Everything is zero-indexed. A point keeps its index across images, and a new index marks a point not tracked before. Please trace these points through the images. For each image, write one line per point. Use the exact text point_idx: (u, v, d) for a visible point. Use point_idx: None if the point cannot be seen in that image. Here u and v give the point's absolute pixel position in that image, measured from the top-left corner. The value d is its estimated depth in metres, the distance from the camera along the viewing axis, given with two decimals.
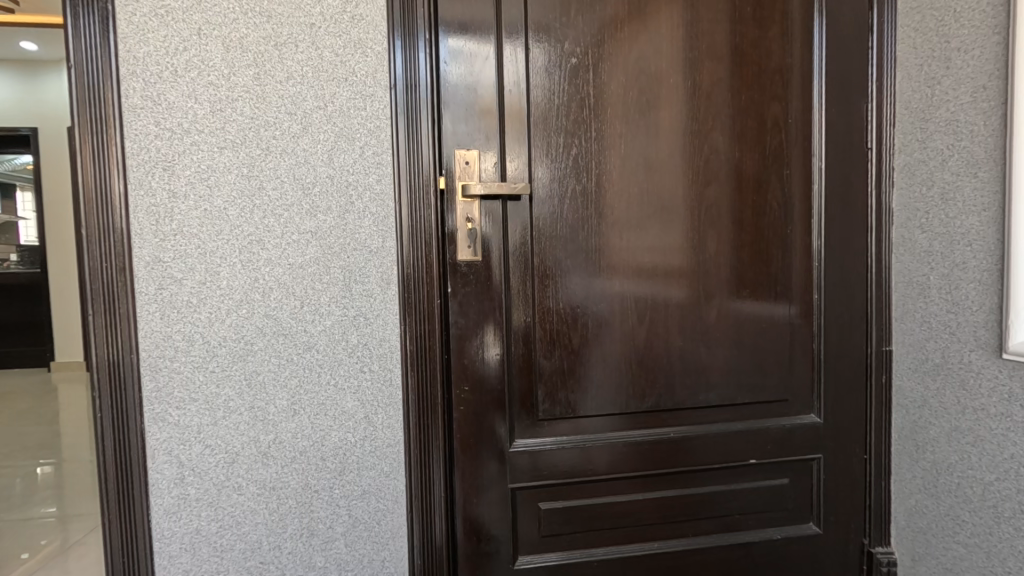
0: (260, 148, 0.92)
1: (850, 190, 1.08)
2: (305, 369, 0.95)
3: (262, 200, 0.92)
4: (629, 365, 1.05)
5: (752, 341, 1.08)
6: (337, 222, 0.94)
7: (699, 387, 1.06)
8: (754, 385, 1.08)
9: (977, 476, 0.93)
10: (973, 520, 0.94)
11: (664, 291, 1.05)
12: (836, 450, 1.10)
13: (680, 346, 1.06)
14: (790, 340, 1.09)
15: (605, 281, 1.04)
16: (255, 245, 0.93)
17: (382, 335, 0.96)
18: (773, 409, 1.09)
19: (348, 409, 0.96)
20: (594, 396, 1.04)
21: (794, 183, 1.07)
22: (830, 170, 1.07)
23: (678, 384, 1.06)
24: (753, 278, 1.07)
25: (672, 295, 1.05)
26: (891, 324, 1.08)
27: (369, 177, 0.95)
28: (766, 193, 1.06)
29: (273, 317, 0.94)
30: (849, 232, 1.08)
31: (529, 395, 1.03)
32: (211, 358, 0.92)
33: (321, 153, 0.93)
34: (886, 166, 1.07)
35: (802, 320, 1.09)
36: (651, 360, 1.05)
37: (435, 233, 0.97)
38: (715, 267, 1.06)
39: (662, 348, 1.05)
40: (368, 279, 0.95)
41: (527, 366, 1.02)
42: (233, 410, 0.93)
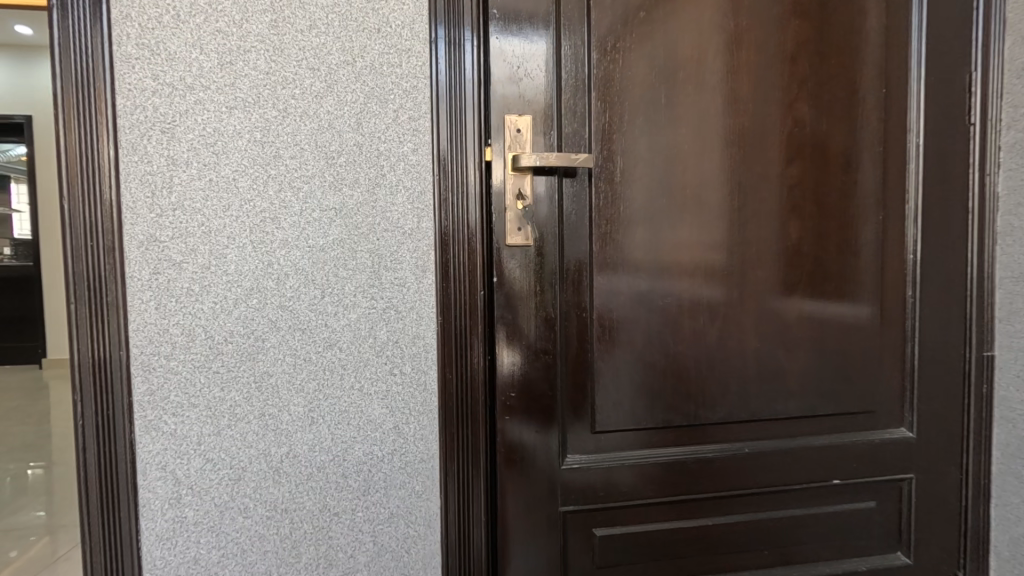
0: (277, 109, 0.78)
1: (951, 171, 0.94)
2: (325, 371, 0.81)
3: (278, 170, 0.78)
4: (699, 370, 0.91)
5: (837, 344, 0.94)
6: (365, 198, 0.80)
7: (778, 396, 0.92)
8: (839, 394, 0.94)
9: None
10: None
11: (739, 285, 0.91)
12: (929, 469, 0.96)
13: (757, 347, 0.92)
14: (878, 342, 0.95)
15: (672, 272, 0.90)
16: (268, 223, 0.79)
17: (415, 332, 0.82)
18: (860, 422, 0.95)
19: (376, 418, 0.82)
20: (659, 404, 0.90)
21: (886, 164, 0.94)
22: (928, 149, 0.93)
23: (753, 392, 0.92)
24: (838, 271, 0.94)
25: (747, 288, 0.92)
26: (996, 326, 0.94)
27: (403, 146, 0.81)
28: (855, 174, 0.93)
29: (288, 309, 0.79)
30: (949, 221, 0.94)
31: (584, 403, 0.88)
32: (216, 357, 0.78)
33: (349, 117, 0.79)
34: (991, 144, 0.93)
35: (893, 321, 0.95)
36: (724, 365, 0.91)
37: (479, 214, 0.83)
38: (797, 258, 0.92)
39: (735, 350, 0.91)
40: (400, 266, 0.81)
41: (582, 368, 0.88)
42: (241, 418, 0.79)
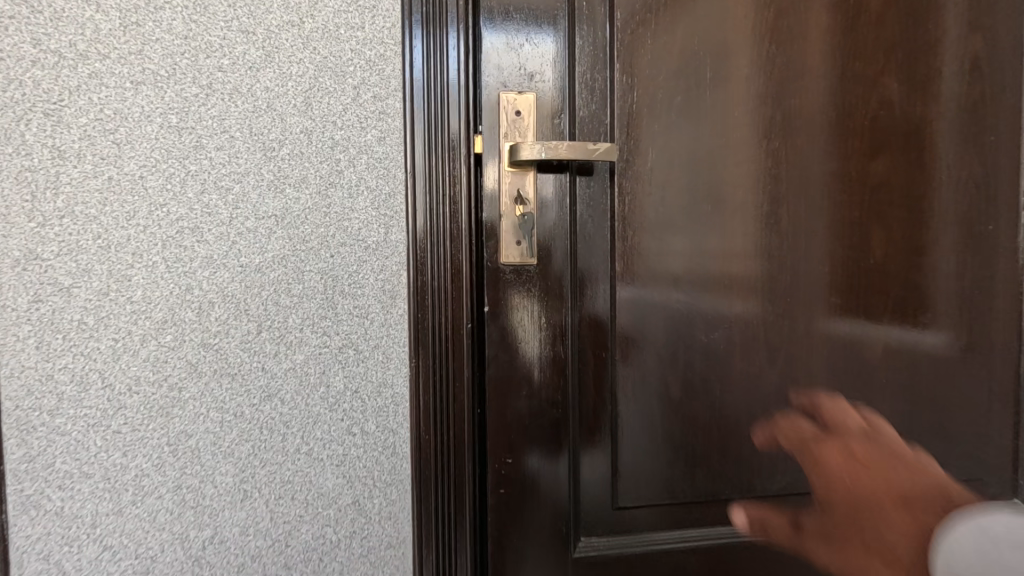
0: (199, 84, 0.59)
1: None
2: (261, 430, 0.61)
3: (200, 164, 0.59)
4: (754, 427, 0.70)
5: (932, 391, 0.73)
6: (315, 202, 0.61)
7: None
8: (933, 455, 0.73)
9: None
10: None
11: (807, 315, 0.70)
12: None
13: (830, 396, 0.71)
14: (986, 389, 0.73)
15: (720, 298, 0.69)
16: (187, 235, 0.60)
17: (382, 378, 0.63)
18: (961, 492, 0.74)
19: (328, 492, 0.63)
20: (701, 470, 0.69)
21: (995, 158, 0.72)
22: None
23: None
24: (935, 296, 0.72)
25: (817, 319, 0.70)
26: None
27: (365, 134, 0.62)
28: (956, 171, 0.72)
29: (212, 348, 0.60)
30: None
31: (603, 470, 0.68)
32: (117, 412, 0.59)
33: (294, 95, 0.60)
34: None
35: (1004, 362, 0.74)
36: None
37: (465, 224, 0.63)
38: (881, 280, 0.71)
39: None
40: (361, 292, 0.62)
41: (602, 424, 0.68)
42: (150, 491, 0.60)
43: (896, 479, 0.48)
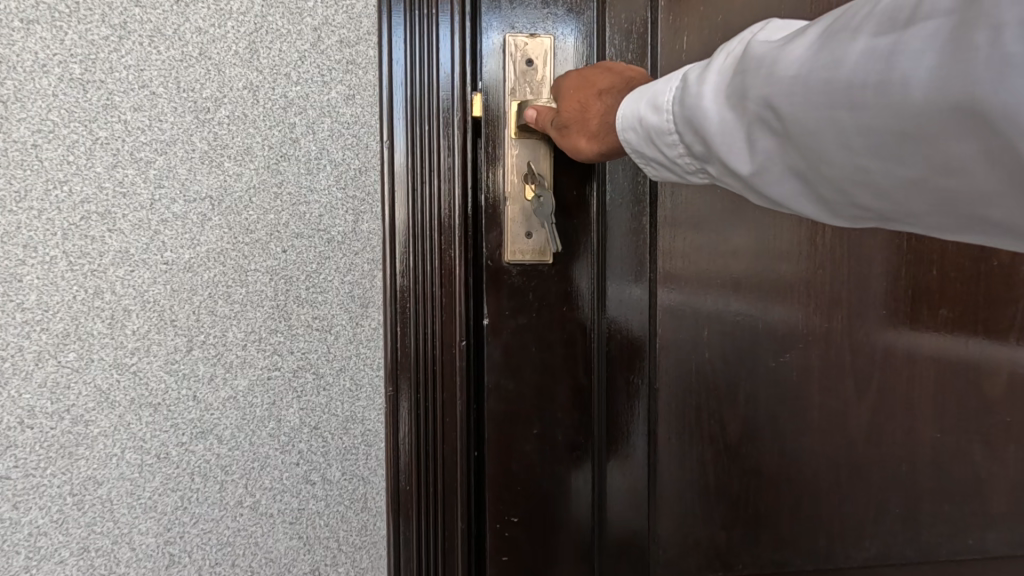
0: (110, 24, 0.45)
1: None
2: (193, 477, 0.47)
3: (112, 130, 0.45)
4: (829, 477, 0.55)
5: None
6: (264, 181, 0.47)
7: (959, 517, 0.56)
8: None
9: None
10: None
11: (913, 336, 0.53)
12: None
13: (933, 438, 0.55)
14: None
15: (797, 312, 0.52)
16: (97, 222, 0.45)
17: (349, 411, 0.49)
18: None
19: (280, 558, 0.49)
20: (760, 534, 0.55)
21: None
22: None
23: (920, 511, 0.56)
24: None
25: (924, 340, 0.53)
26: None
27: (328, 92, 0.47)
28: None
29: (127, 370, 0.46)
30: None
31: (634, 532, 0.55)
32: (4, 454, 0.45)
33: (235, 39, 0.46)
34: None
35: None
36: (875, 468, 0.55)
37: (459, 211, 0.48)
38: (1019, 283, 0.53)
39: (897, 442, 0.55)
40: (323, 299, 0.48)
41: (633, 474, 0.54)
42: (49, 556, 0.46)
43: (617, 74, 0.44)
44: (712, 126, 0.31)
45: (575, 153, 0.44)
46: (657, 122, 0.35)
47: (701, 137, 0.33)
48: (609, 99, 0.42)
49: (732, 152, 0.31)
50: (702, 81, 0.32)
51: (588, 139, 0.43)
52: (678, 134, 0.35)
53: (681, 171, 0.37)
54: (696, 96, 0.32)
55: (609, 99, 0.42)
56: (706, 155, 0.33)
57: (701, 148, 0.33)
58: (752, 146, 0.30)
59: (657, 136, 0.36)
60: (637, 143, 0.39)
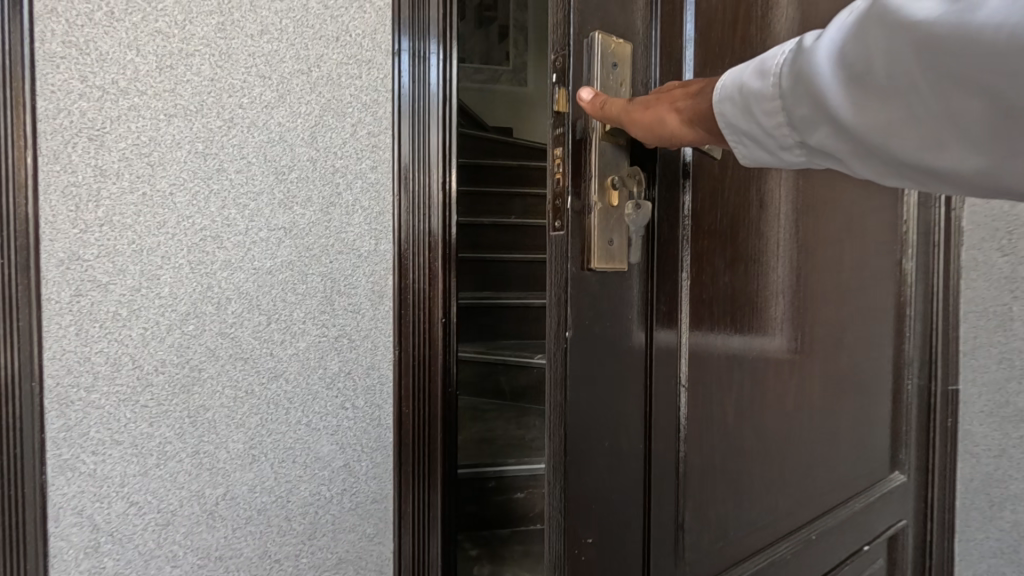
0: (222, 118, 0.71)
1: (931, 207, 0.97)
2: (268, 405, 0.74)
3: (221, 184, 0.71)
4: (778, 442, 0.71)
5: (860, 395, 0.87)
6: (319, 217, 0.75)
7: (836, 449, 0.82)
8: (871, 434, 0.89)
9: None
10: None
11: (811, 325, 0.76)
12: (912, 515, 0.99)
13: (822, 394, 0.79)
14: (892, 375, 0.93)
15: (762, 316, 0.68)
16: (209, 242, 0.71)
17: (370, 362, 0.78)
18: (873, 461, 0.90)
19: (325, 455, 0.76)
20: (752, 491, 0.68)
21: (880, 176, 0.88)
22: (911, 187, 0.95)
23: (819, 448, 0.79)
24: (868, 307, 0.87)
25: (816, 325, 0.76)
26: (989, 348, 0.99)
27: (361, 163, 0.76)
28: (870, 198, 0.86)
29: (229, 336, 0.73)
30: (924, 244, 0.97)
31: (668, 527, 0.59)
32: (144, 390, 0.70)
33: (302, 130, 0.74)
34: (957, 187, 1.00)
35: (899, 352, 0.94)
36: (799, 421, 0.75)
37: (449, 238, 0.79)
38: (845, 290, 0.82)
39: (808, 400, 0.76)
40: (355, 292, 0.77)
41: (667, 476, 0.59)
42: (171, 456, 0.71)
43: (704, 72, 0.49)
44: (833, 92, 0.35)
45: (659, 127, 0.47)
46: (761, 86, 0.40)
47: (817, 103, 0.37)
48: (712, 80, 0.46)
49: (853, 113, 0.35)
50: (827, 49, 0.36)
51: (675, 116, 0.46)
52: (785, 100, 0.39)
53: (778, 144, 0.41)
54: (819, 62, 0.36)
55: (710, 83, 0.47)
56: (817, 121, 0.37)
57: (811, 113, 0.37)
58: (875, 104, 0.34)
59: (758, 103, 0.40)
60: (732, 115, 0.42)
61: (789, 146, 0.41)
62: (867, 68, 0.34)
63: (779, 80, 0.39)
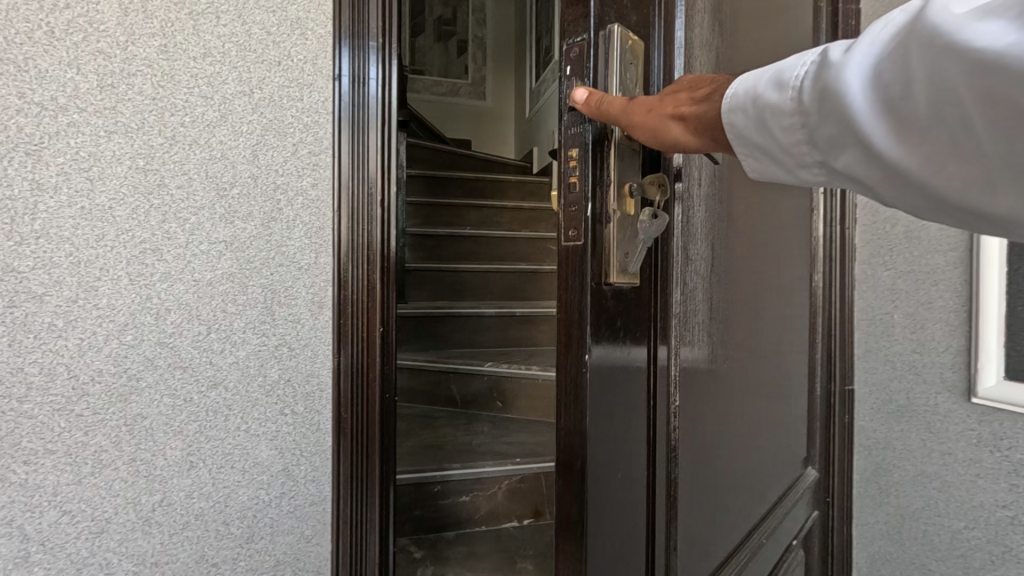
0: (163, 136, 0.73)
1: (829, 230, 1.13)
2: (207, 413, 0.76)
3: (163, 200, 0.74)
4: (728, 451, 0.82)
5: (785, 398, 1.01)
6: (259, 231, 0.78)
7: (769, 445, 0.95)
8: (794, 432, 1.04)
9: (925, 515, 1.06)
10: (949, 554, 1.02)
11: (750, 333, 0.88)
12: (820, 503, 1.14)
13: (760, 396, 0.92)
14: (807, 380, 1.08)
15: (716, 326, 0.78)
16: (149, 255, 0.73)
17: (310, 369, 0.81)
18: (792, 455, 1.04)
19: (264, 460, 0.79)
20: (714, 482, 0.79)
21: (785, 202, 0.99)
22: (815, 211, 1.09)
23: (756, 443, 0.91)
24: (789, 318, 1.01)
25: (752, 336, 0.88)
26: (873, 352, 1.14)
27: (302, 181, 0.80)
28: (784, 222, 0.98)
29: (168, 346, 0.74)
30: (826, 263, 1.12)
31: (662, 521, 0.67)
32: (80, 399, 0.70)
33: (243, 148, 0.77)
34: (846, 213, 1.14)
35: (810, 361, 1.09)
36: (742, 418, 0.86)
37: (390, 258, 0.85)
38: (772, 304, 0.95)
39: (749, 402, 0.88)
40: (295, 302, 0.80)
41: (660, 480, 0.66)
42: (107, 464, 0.72)
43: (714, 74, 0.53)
44: (850, 102, 0.38)
45: (663, 132, 0.52)
46: (779, 100, 0.44)
47: (835, 121, 0.40)
48: (719, 88, 0.51)
49: (867, 126, 0.38)
50: (853, 58, 0.39)
51: (676, 122, 0.52)
52: (804, 115, 0.42)
53: (793, 157, 0.45)
54: (842, 71, 0.39)
55: (717, 87, 0.52)
56: (834, 139, 0.41)
57: (828, 130, 0.41)
58: (890, 120, 0.37)
59: (775, 117, 0.44)
60: (740, 128, 0.47)
61: (802, 160, 0.45)
62: (889, 83, 0.37)
63: (800, 96, 0.42)
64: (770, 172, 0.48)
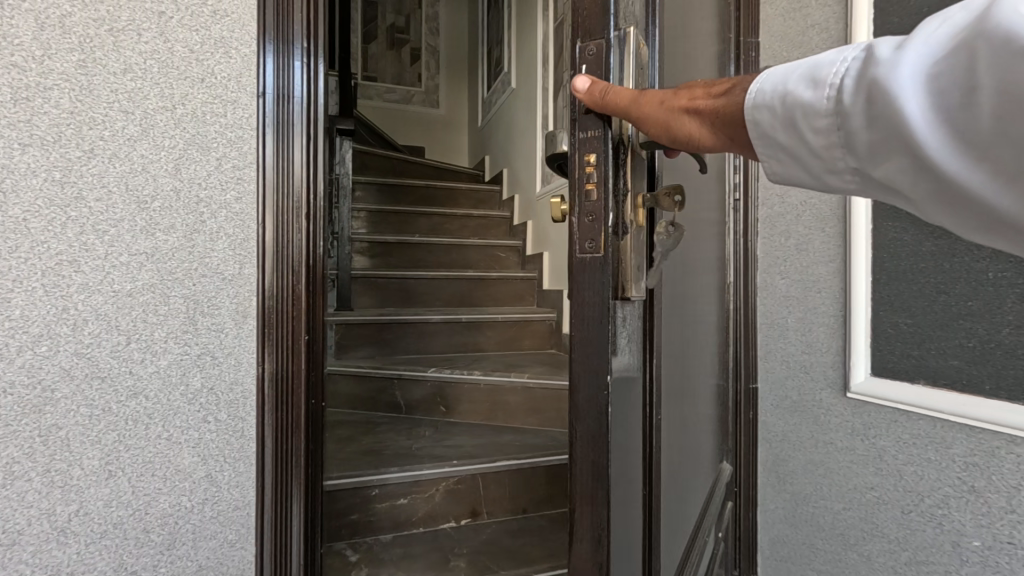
0: (81, 149, 0.74)
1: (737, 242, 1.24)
2: (127, 422, 0.77)
3: (80, 212, 0.74)
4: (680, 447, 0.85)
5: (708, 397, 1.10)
6: (182, 243, 0.80)
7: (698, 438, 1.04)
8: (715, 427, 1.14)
9: (818, 500, 1.17)
10: (832, 532, 1.14)
11: (688, 326, 0.95)
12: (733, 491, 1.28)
13: (693, 385, 1.00)
14: (722, 379, 1.18)
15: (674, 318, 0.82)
16: (65, 267, 0.74)
17: (233, 377, 0.84)
18: (711, 449, 1.13)
19: (186, 467, 0.81)
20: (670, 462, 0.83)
21: (707, 214, 1.03)
22: (727, 223, 1.19)
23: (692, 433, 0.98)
24: (710, 319, 1.10)
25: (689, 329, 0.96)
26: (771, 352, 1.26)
27: (225, 194, 0.83)
28: (710, 229, 1.07)
29: (85, 356, 0.75)
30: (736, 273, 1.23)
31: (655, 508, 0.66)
32: None
33: (165, 162, 0.79)
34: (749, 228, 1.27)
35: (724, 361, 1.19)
36: (681, 406, 0.93)
37: (318, 271, 0.89)
38: (700, 303, 1.04)
39: (687, 390, 0.96)
40: (218, 312, 0.82)
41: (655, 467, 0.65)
42: (19, 476, 0.71)
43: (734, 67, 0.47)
44: (904, 109, 0.32)
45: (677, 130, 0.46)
46: (811, 99, 0.38)
47: (885, 126, 0.34)
48: (744, 80, 0.44)
49: (932, 142, 0.32)
50: (909, 56, 0.33)
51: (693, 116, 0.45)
52: (839, 119, 0.36)
53: (823, 167, 0.39)
54: (894, 69, 0.33)
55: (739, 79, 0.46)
56: (879, 145, 0.35)
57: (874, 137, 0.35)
58: (954, 137, 0.31)
59: (805, 119, 0.38)
60: (765, 126, 0.41)
61: (835, 170, 0.38)
62: (953, 89, 0.30)
63: (837, 97, 0.36)
64: (792, 180, 0.42)
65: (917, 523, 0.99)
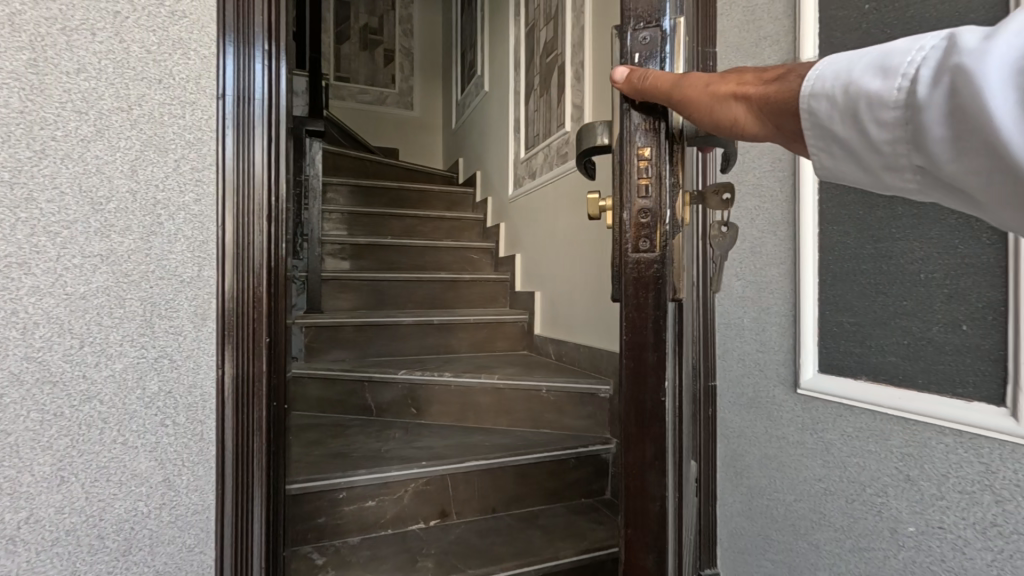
0: (31, 149, 0.73)
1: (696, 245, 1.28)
2: (80, 427, 0.76)
3: (31, 213, 0.74)
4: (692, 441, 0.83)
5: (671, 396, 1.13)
6: (138, 244, 0.79)
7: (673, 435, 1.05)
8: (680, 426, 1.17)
9: (772, 491, 1.22)
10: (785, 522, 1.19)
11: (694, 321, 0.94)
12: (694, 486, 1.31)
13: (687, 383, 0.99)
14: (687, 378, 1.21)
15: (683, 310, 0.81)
16: (14, 269, 0.73)
17: (192, 380, 0.83)
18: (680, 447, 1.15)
19: (143, 472, 0.80)
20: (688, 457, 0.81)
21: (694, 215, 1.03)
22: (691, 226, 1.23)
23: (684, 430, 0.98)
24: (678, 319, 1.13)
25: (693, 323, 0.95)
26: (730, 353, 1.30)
27: (184, 196, 0.82)
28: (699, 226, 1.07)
29: (36, 360, 0.74)
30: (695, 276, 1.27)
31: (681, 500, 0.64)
32: None
33: (121, 164, 0.78)
34: None
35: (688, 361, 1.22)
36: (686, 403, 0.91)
37: (279, 273, 0.89)
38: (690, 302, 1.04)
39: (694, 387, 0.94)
40: (176, 314, 0.82)
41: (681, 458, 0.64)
42: None
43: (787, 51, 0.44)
44: (990, 105, 0.28)
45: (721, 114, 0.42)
46: (878, 87, 0.34)
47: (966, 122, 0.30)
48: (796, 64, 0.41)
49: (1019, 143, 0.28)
50: (1000, 44, 0.29)
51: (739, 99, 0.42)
52: (907, 112, 0.33)
53: (885, 164, 0.35)
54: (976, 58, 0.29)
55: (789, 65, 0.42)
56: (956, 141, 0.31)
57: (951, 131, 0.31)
58: None
59: (868, 112, 0.34)
60: (821, 116, 0.37)
61: (898, 167, 0.35)
62: None
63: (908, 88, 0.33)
64: (846, 177, 0.38)
65: (860, 512, 1.03)
